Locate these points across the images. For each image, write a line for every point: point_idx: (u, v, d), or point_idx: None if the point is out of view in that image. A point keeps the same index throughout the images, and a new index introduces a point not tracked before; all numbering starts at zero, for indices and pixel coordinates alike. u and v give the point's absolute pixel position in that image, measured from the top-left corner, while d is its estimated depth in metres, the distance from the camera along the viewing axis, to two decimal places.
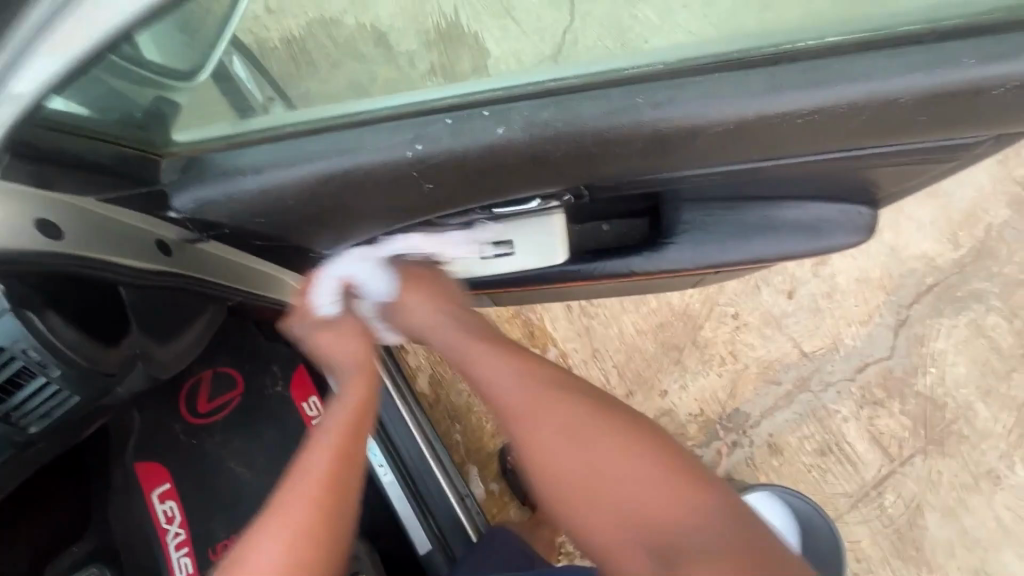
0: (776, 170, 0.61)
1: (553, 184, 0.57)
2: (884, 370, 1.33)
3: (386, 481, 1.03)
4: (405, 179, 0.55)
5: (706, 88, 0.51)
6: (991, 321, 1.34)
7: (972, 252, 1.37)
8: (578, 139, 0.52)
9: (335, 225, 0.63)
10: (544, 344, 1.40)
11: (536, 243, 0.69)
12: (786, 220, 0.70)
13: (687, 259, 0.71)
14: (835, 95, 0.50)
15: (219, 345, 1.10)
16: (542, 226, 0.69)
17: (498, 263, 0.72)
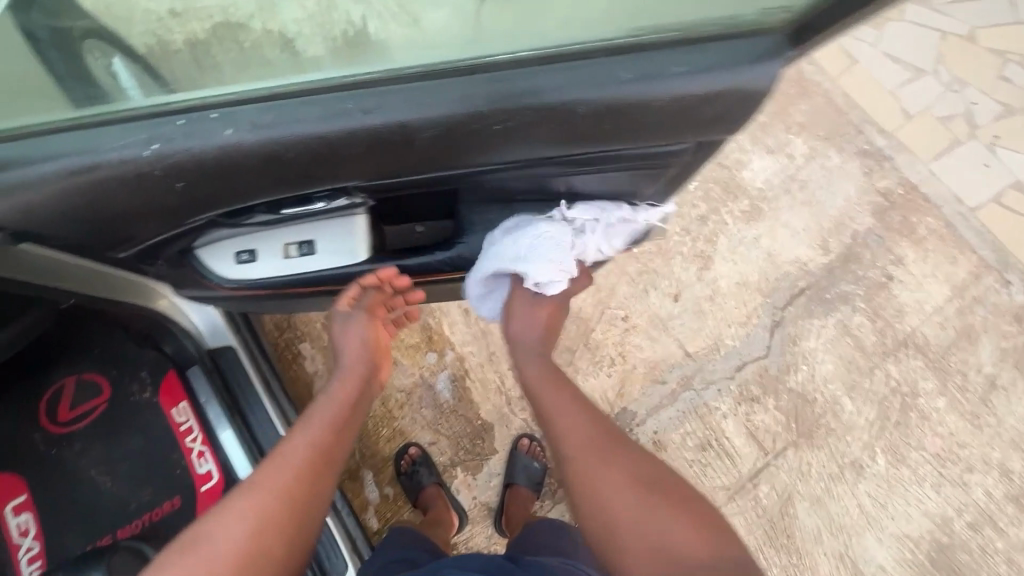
0: (517, 172, 0.67)
1: (311, 188, 0.61)
2: (760, 368, 1.41)
3: None
4: (156, 180, 0.56)
5: (405, 97, 0.54)
6: (857, 321, 1.44)
7: (840, 257, 1.48)
8: (303, 144, 0.55)
9: (116, 236, 0.63)
10: (442, 347, 1.42)
11: (336, 243, 0.72)
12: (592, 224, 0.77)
13: (486, 250, 0.76)
14: (516, 106, 0.55)
15: (86, 352, 1.07)
16: (346, 227, 0.72)
17: (302, 263, 0.72)
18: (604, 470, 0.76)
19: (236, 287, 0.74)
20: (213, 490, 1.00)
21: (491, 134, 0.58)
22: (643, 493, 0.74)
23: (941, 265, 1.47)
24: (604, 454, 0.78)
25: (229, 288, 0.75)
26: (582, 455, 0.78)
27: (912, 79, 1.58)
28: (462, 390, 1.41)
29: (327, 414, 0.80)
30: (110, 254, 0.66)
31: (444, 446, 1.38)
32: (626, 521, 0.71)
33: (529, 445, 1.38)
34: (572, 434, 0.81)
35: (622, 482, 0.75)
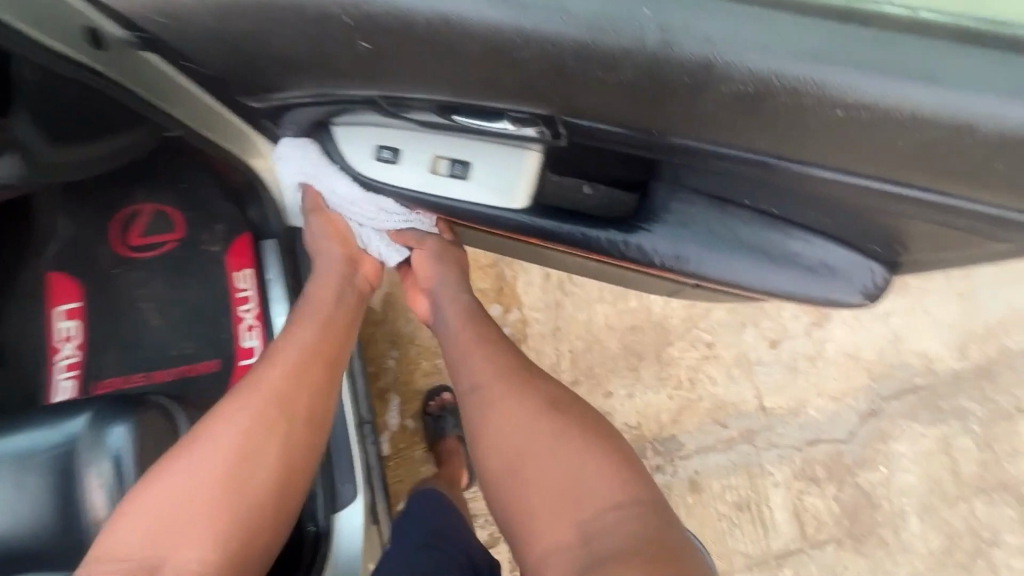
0: (797, 183, 0.52)
1: (551, 111, 0.50)
2: (835, 451, 1.26)
3: None
4: (341, 28, 0.46)
5: (747, 30, 0.42)
6: (962, 443, 1.26)
7: (973, 368, 1.28)
8: (595, 46, 0.44)
9: (257, 76, 0.54)
10: (509, 304, 1.32)
11: (494, 176, 0.59)
12: (797, 256, 0.60)
13: (660, 252, 0.61)
14: (898, 92, 0.43)
15: (171, 182, 1.02)
16: (510, 161, 0.59)
17: (447, 184, 0.61)
18: (516, 405, 0.75)
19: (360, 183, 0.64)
20: (251, 368, 0.95)
21: (827, 119, 0.45)
22: (557, 428, 0.72)
23: None
24: (544, 430, 0.72)
25: (354, 180, 0.65)
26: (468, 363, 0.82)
27: None
28: None
29: (270, 382, 0.78)
30: (240, 98, 0.59)
31: None
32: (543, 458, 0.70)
33: None
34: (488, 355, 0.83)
35: (526, 413, 0.74)
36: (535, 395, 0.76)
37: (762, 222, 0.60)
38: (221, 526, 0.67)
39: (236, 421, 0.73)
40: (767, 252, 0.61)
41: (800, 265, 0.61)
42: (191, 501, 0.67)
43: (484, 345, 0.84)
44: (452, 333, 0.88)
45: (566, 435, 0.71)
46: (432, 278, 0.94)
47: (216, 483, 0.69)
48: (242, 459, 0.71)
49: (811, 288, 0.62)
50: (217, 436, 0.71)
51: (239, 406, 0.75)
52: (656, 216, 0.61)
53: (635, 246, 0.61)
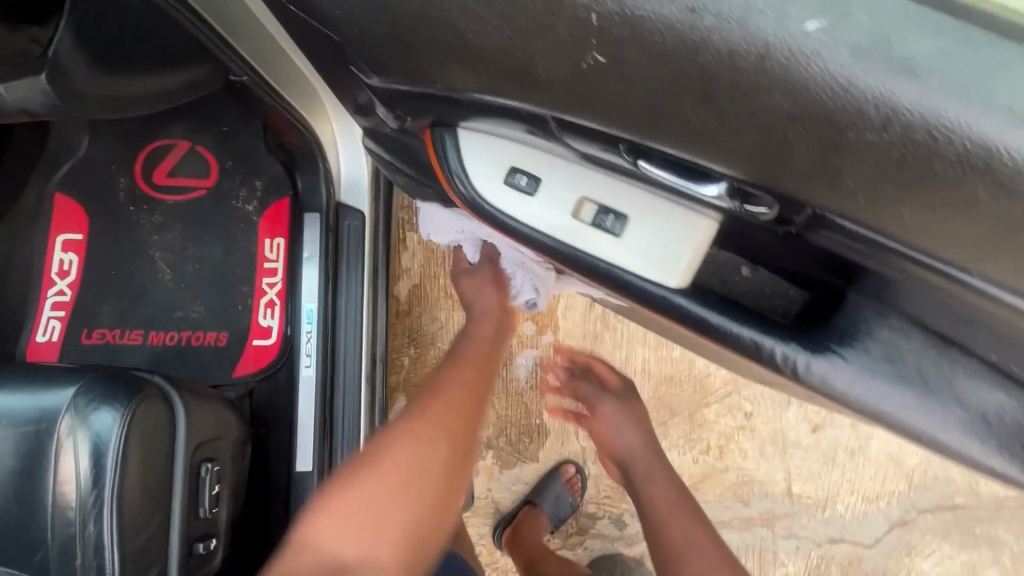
0: None
1: (797, 193, 0.38)
2: (854, 554, 1.18)
3: (303, 375, 0.82)
4: (565, 28, 0.34)
5: None
6: (988, 573, 1.18)
7: (1019, 498, 1.19)
8: (932, 142, 0.32)
9: (390, 51, 0.44)
10: (544, 325, 1.21)
11: (655, 240, 0.49)
12: (1006, 424, 0.48)
13: (838, 381, 0.48)
14: None
15: (212, 122, 0.89)
16: (681, 226, 0.48)
17: (590, 233, 0.50)
18: (656, 478, 0.92)
19: (475, 210, 0.53)
20: (263, 350, 0.84)
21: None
22: (687, 503, 0.89)
23: None
24: (688, 509, 0.88)
25: (464, 199, 0.53)
26: (654, 483, 0.92)
27: None
28: (539, 379, 1.21)
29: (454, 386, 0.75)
30: (357, 70, 0.50)
31: (488, 421, 1.21)
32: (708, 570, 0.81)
33: (573, 476, 1.18)
34: (653, 487, 0.91)
35: (665, 483, 0.91)
36: (675, 488, 0.91)
37: (972, 367, 0.48)
38: (409, 528, 0.62)
39: (439, 446, 0.67)
40: (980, 419, 0.48)
41: (1013, 443, 0.48)
42: (360, 532, 0.60)
43: (637, 424, 0.99)
44: (638, 455, 0.96)
45: (699, 517, 0.87)
46: (615, 410, 1.01)
47: (436, 500, 0.65)
48: (416, 464, 0.65)
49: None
50: (403, 444, 0.66)
51: (413, 434, 0.67)
52: (852, 339, 0.49)
53: (818, 370, 0.49)
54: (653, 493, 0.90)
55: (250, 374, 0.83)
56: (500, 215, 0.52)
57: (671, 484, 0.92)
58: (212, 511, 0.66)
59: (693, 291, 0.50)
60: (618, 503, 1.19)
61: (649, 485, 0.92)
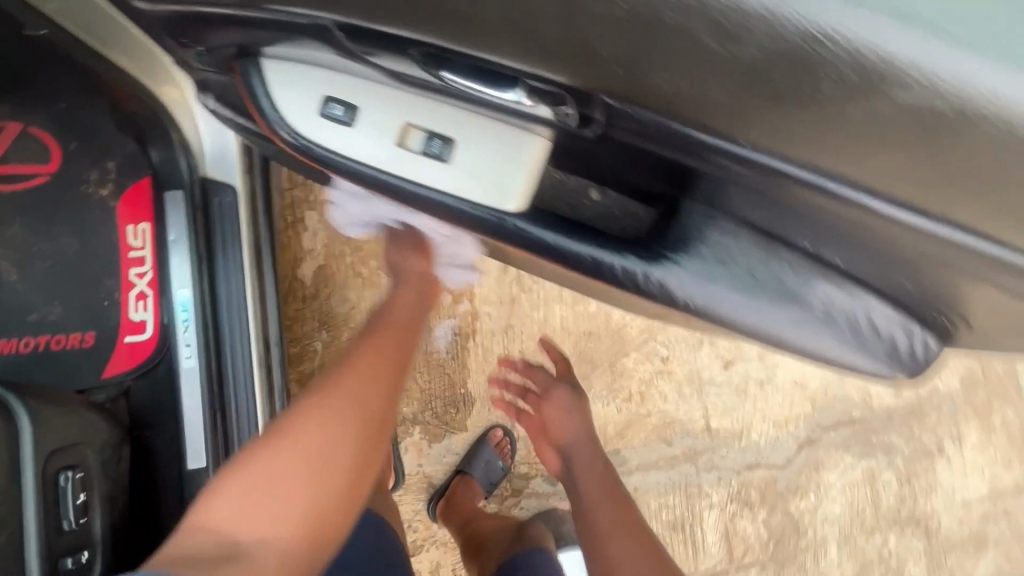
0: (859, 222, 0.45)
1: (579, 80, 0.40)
2: (771, 478, 1.26)
3: (183, 367, 0.76)
4: None
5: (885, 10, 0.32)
6: (886, 476, 1.30)
7: (907, 406, 1.31)
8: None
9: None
10: (459, 293, 1.20)
11: (484, 161, 0.52)
12: (833, 309, 0.55)
13: (677, 287, 0.55)
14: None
15: (47, 99, 0.79)
16: (507, 145, 0.51)
17: (422, 162, 0.52)
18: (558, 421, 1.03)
19: (303, 152, 0.54)
20: (138, 347, 0.77)
21: (901, 117, 0.36)
22: (614, 487, 0.96)
23: (993, 463, 1.33)
24: (619, 502, 0.94)
25: (290, 142, 0.54)
26: (596, 485, 0.96)
27: None
28: (460, 348, 1.20)
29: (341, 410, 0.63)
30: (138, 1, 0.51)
31: (412, 397, 1.19)
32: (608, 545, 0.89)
33: (501, 440, 1.19)
34: (583, 469, 0.98)
35: (605, 473, 0.98)
36: (587, 449, 1.00)
37: (809, 267, 0.54)
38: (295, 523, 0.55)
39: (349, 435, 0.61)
40: (807, 304, 0.55)
41: (836, 326, 0.55)
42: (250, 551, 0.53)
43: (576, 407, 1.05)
44: (580, 442, 1.01)
45: (616, 487, 0.96)
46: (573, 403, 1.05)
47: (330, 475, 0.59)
48: (321, 447, 0.59)
49: (846, 349, 0.56)
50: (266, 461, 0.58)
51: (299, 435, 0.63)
52: (687, 247, 0.55)
53: (655, 277, 0.54)
54: (598, 510, 0.94)
55: (124, 373, 0.76)
56: (334, 155, 0.54)
57: (603, 467, 0.98)
58: (81, 521, 0.61)
59: (529, 214, 0.54)
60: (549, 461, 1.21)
61: (587, 474, 0.97)
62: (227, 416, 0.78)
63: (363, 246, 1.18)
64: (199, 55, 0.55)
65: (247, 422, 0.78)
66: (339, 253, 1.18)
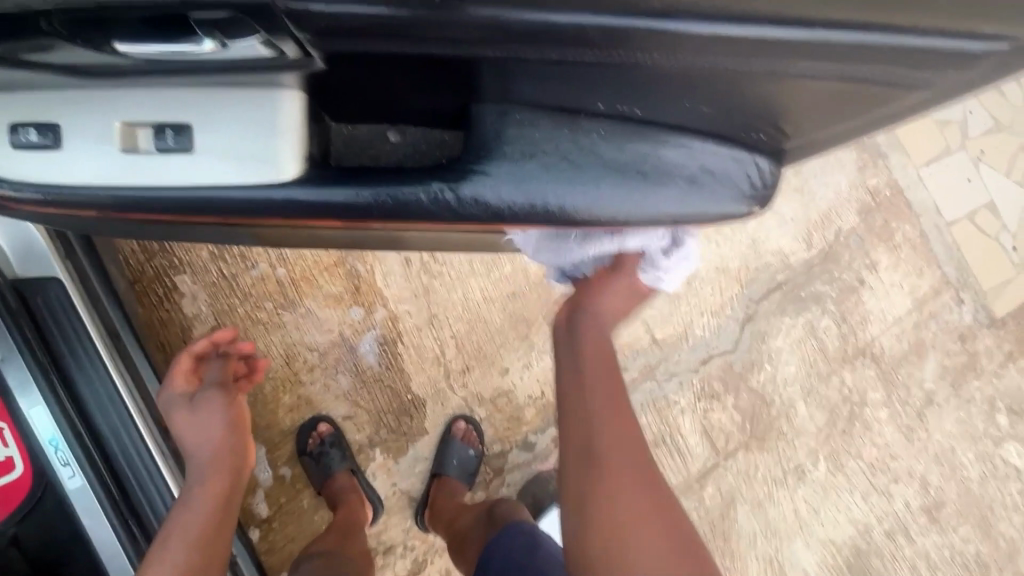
0: (654, 54, 0.40)
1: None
2: (726, 363, 1.30)
3: (71, 489, 0.68)
4: None
5: None
6: (824, 323, 1.37)
7: (821, 254, 1.38)
8: None
9: None
10: (370, 303, 1.14)
11: (245, 142, 0.49)
12: (668, 170, 0.53)
13: (498, 199, 0.52)
14: None
15: None
16: (257, 117, 0.48)
17: (173, 159, 0.50)
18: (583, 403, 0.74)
19: (66, 201, 0.51)
20: (13, 487, 0.68)
21: None
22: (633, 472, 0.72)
23: (908, 276, 1.43)
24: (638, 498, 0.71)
25: (53, 201, 0.52)
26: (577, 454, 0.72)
27: None
28: (391, 356, 1.15)
29: None
30: None
31: (361, 422, 1.13)
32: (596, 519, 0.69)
33: (466, 429, 1.15)
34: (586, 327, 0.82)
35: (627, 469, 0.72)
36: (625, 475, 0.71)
37: (621, 134, 0.51)
38: None
39: None
40: (633, 171, 0.52)
41: (675, 184, 0.53)
42: None
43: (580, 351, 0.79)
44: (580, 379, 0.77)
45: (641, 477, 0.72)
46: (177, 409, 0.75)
47: None
48: None
49: (694, 199, 0.54)
50: None
51: None
52: (489, 152, 0.52)
53: (466, 198, 0.52)
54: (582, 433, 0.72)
55: (5, 520, 0.68)
56: (105, 185, 0.50)
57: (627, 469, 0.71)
58: None
59: (309, 177, 0.51)
60: (519, 428, 1.20)
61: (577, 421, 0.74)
62: (136, 510, 0.72)
63: (252, 290, 1.09)
64: None
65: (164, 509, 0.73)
66: (228, 307, 1.09)
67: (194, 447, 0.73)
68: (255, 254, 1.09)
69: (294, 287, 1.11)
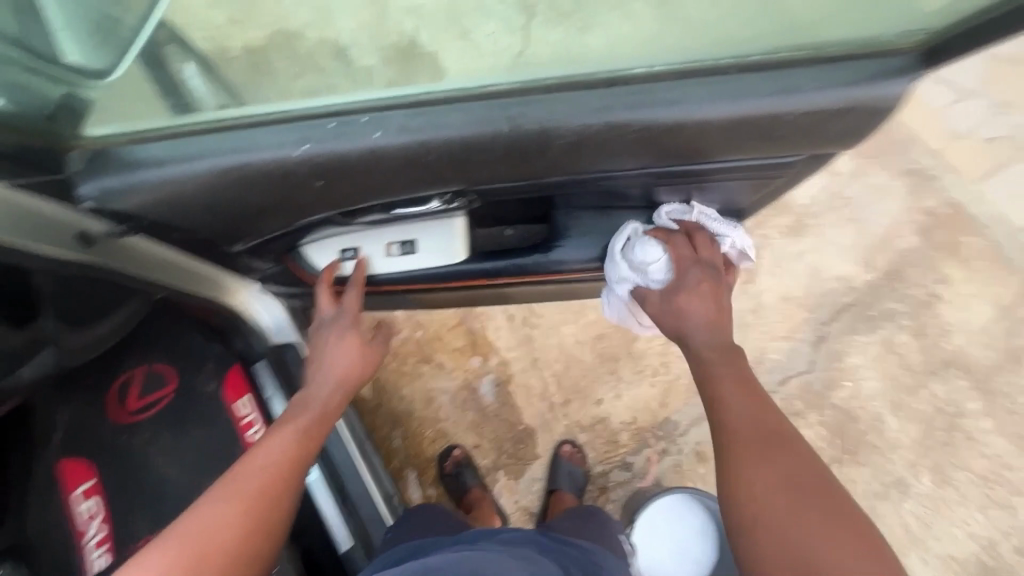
0: (649, 176, 0.77)
1: (460, 184, 0.73)
2: (804, 383, 1.42)
3: (313, 481, 1.05)
4: (297, 178, 0.69)
5: (563, 100, 0.65)
6: (901, 339, 1.44)
7: (885, 274, 1.48)
8: (483, 144, 0.67)
9: (246, 224, 0.77)
10: (486, 352, 1.45)
11: (438, 243, 0.87)
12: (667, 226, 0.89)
13: (573, 254, 0.91)
14: (673, 113, 0.65)
15: (153, 342, 1.06)
16: (447, 230, 0.86)
17: (403, 258, 0.89)
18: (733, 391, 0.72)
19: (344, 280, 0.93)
20: None
21: (623, 138, 0.68)
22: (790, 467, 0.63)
23: (987, 286, 1.47)
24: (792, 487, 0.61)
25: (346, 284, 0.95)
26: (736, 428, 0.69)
27: (958, 101, 1.57)
28: (505, 394, 1.43)
29: (268, 474, 0.67)
30: (227, 248, 0.83)
31: (486, 449, 1.40)
32: (791, 516, 0.58)
33: (571, 452, 1.38)
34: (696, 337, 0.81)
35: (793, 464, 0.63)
36: (770, 467, 0.63)
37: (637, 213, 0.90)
38: None
39: (257, 496, 0.65)
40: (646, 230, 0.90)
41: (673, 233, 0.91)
42: None
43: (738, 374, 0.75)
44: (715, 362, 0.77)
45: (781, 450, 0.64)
46: (330, 336, 0.90)
47: (255, 533, 0.62)
48: (227, 513, 0.62)
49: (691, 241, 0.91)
50: (154, 559, 0.57)
51: (228, 485, 0.65)
52: (566, 232, 0.90)
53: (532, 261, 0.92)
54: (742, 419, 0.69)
55: None
56: (367, 276, 0.94)
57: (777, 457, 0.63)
58: None
59: (475, 257, 0.91)
60: (616, 450, 1.40)
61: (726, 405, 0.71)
62: (349, 496, 1.09)
63: (400, 350, 1.45)
64: (264, 259, 0.90)
65: (368, 500, 1.09)
66: (384, 364, 1.45)
67: (330, 367, 0.87)
68: (400, 322, 1.46)
69: (429, 345, 1.45)
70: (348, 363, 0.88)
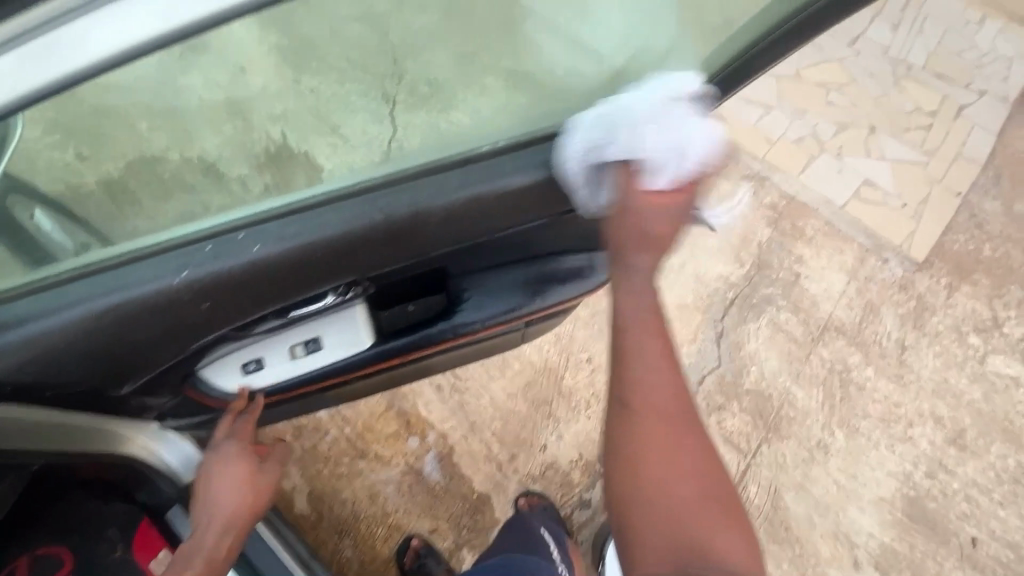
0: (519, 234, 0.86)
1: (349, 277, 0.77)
2: (718, 377, 1.54)
3: None
4: (180, 306, 0.69)
5: (424, 186, 0.74)
6: (783, 317, 1.63)
7: (753, 265, 1.69)
8: (362, 236, 0.72)
9: (130, 366, 0.74)
10: (421, 430, 1.41)
11: (341, 334, 0.88)
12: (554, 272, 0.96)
13: (473, 316, 0.95)
14: (515, 182, 0.77)
15: (43, 521, 0.94)
16: (347, 320, 0.87)
17: (308, 358, 0.88)
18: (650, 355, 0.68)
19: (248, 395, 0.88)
20: None
21: (482, 207, 0.76)
22: (700, 457, 0.66)
23: (832, 256, 1.72)
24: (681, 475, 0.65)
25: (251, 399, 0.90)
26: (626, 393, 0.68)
27: (765, 114, 1.89)
28: (451, 467, 1.40)
29: None
30: (111, 392, 0.76)
31: (444, 530, 1.35)
32: (667, 487, 0.64)
33: (529, 501, 1.36)
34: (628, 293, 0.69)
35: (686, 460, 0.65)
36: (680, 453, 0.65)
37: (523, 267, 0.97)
38: None
39: None
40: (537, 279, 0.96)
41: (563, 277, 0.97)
42: None
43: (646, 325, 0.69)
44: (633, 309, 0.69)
45: (668, 434, 0.66)
46: (213, 471, 0.90)
47: None
48: None
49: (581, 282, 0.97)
50: None
51: None
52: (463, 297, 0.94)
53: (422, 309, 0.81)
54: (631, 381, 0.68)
55: None
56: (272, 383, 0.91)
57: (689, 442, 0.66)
58: None
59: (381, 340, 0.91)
60: (571, 491, 1.41)
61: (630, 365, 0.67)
62: None
63: (332, 452, 1.38)
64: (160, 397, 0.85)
65: None
66: (318, 472, 1.36)
67: (218, 508, 0.88)
68: (326, 423, 1.39)
69: (361, 439, 1.39)
70: (237, 499, 0.90)
